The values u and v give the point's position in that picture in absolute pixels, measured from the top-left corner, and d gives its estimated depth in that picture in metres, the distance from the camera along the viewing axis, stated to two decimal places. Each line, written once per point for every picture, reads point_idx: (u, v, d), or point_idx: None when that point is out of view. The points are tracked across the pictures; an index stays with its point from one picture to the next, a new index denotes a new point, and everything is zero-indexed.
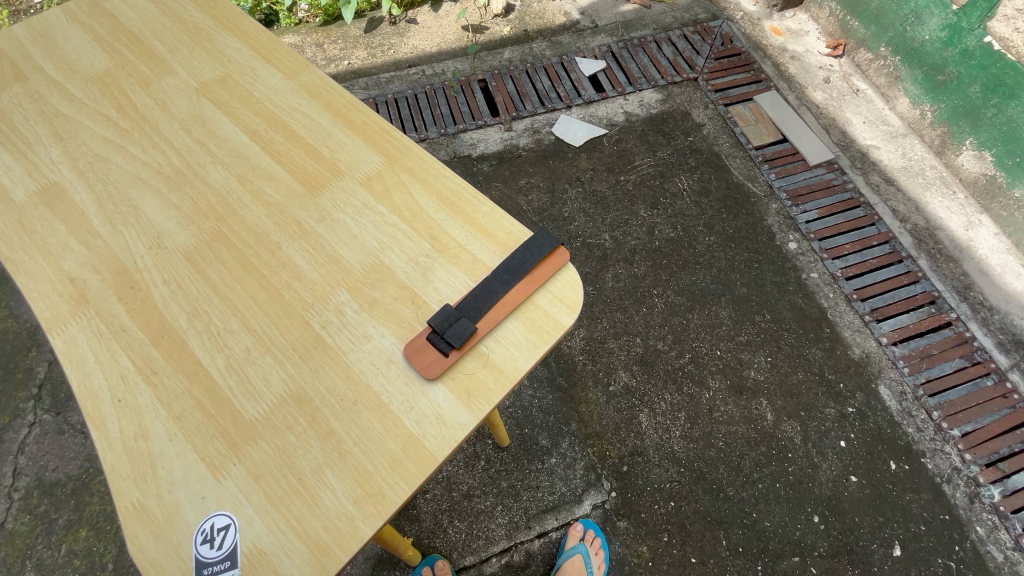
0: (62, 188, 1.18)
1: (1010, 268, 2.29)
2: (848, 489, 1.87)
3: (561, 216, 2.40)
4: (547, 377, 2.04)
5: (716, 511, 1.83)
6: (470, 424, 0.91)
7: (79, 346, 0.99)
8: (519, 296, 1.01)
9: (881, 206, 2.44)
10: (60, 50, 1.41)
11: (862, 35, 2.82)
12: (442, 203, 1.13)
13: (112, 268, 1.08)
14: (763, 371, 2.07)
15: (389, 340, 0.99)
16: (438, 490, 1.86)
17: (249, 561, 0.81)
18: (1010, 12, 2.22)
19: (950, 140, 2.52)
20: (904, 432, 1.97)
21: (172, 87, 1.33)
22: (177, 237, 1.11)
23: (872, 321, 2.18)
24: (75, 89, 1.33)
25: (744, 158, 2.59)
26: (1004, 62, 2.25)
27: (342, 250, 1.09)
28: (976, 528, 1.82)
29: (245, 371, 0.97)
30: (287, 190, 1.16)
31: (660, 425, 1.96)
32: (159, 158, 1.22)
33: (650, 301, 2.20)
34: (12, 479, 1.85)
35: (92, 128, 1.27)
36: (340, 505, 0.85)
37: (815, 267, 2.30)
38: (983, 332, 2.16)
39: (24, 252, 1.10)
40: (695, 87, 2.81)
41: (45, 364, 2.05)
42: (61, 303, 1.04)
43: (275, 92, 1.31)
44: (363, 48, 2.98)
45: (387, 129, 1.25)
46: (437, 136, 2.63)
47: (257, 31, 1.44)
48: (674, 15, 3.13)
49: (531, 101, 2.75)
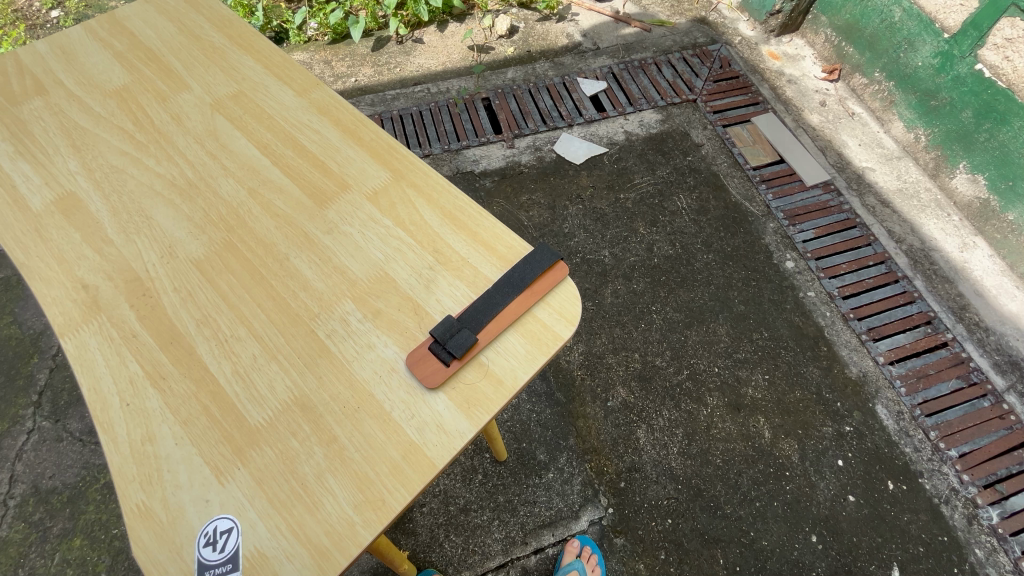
0: (78, 198, 1.22)
1: (1005, 290, 2.32)
2: (846, 509, 1.88)
3: (561, 232, 2.44)
4: (545, 392, 2.06)
5: (713, 529, 1.83)
6: (469, 433, 0.93)
7: (91, 351, 1.02)
8: (519, 308, 1.04)
9: (877, 228, 2.48)
10: (79, 65, 1.46)
11: (857, 61, 2.89)
12: (447, 217, 1.17)
13: (125, 276, 1.11)
14: (760, 388, 2.09)
15: (392, 349, 1.02)
16: (435, 503, 1.86)
17: (251, 564, 0.83)
18: (1000, 41, 2.28)
19: (944, 163, 2.57)
20: (902, 451, 1.98)
21: (187, 102, 1.38)
22: (189, 248, 1.15)
23: (868, 340, 2.20)
24: (94, 103, 1.38)
25: (742, 178, 2.64)
26: (995, 88, 2.31)
27: (349, 261, 1.12)
28: (975, 550, 1.82)
29: (250, 378, 0.99)
30: (296, 203, 1.20)
31: (658, 441, 1.97)
32: (173, 170, 1.26)
33: (649, 317, 2.23)
34: (9, 486, 1.86)
35: (109, 141, 1.31)
36: (342, 510, 0.87)
37: (812, 286, 2.33)
38: (979, 354, 2.18)
39: (39, 259, 1.13)
40: (694, 108, 2.88)
41: (46, 371, 2.07)
42: (75, 309, 1.07)
43: (287, 109, 1.36)
44: (370, 66, 3.06)
45: (394, 146, 1.29)
46: (440, 152, 2.68)
47: (270, 50, 1.49)
48: (673, 38, 3.21)
49: (533, 119, 2.81)
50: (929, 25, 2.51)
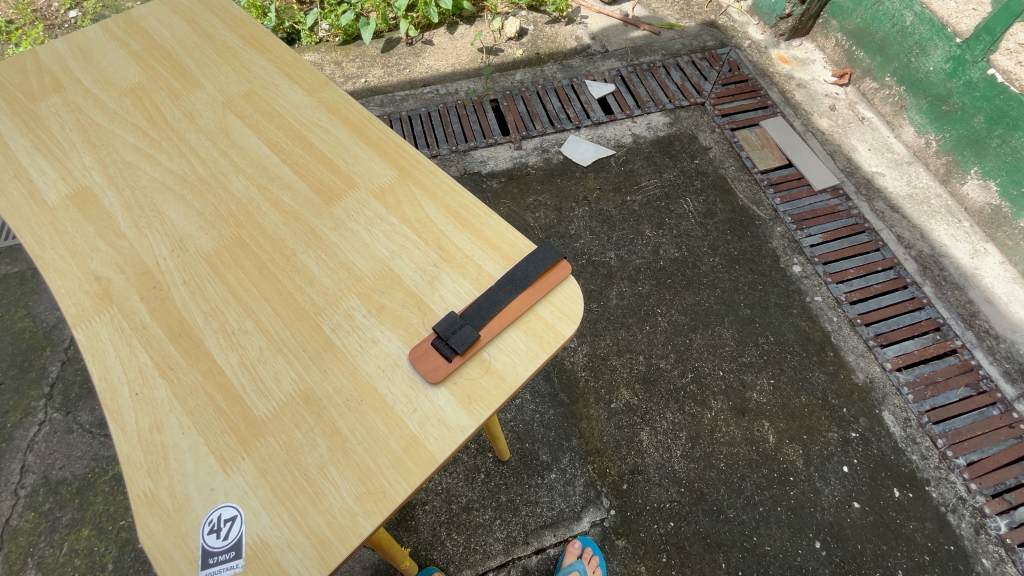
0: (92, 192, 1.25)
1: (1016, 297, 2.29)
2: (850, 516, 1.86)
3: (567, 233, 2.45)
4: (549, 393, 2.07)
5: (716, 533, 1.83)
6: (469, 428, 0.94)
7: (102, 341, 1.04)
8: (521, 306, 1.05)
9: (886, 233, 2.46)
10: (95, 63, 1.50)
11: (867, 65, 2.88)
12: (452, 216, 1.18)
13: (136, 269, 1.13)
14: (765, 393, 2.08)
15: (395, 344, 1.03)
16: (437, 501, 1.88)
17: (253, 553, 0.84)
18: (1013, 46, 2.26)
19: (955, 169, 2.55)
20: (908, 458, 1.97)
21: (200, 100, 1.40)
22: (199, 242, 1.17)
23: (875, 346, 2.19)
24: (109, 100, 1.41)
25: (750, 182, 2.63)
26: (1007, 94, 2.30)
27: (354, 258, 1.13)
28: (983, 560, 1.80)
29: (257, 370, 1.01)
30: (304, 199, 1.22)
31: (661, 443, 1.97)
32: (185, 166, 1.28)
33: (654, 320, 2.23)
34: (20, 476, 1.89)
35: (124, 137, 1.34)
36: (343, 501, 0.88)
37: (819, 291, 2.32)
38: (989, 361, 2.16)
39: (54, 251, 1.16)
40: (702, 111, 2.88)
41: (58, 364, 2.10)
42: (87, 301, 1.09)
43: (297, 108, 1.38)
44: (380, 67, 3.09)
45: (400, 145, 1.30)
46: (448, 152, 2.70)
47: (281, 49, 1.52)
48: (683, 42, 3.20)
49: (542, 121, 2.82)
50: (941, 29, 2.50)
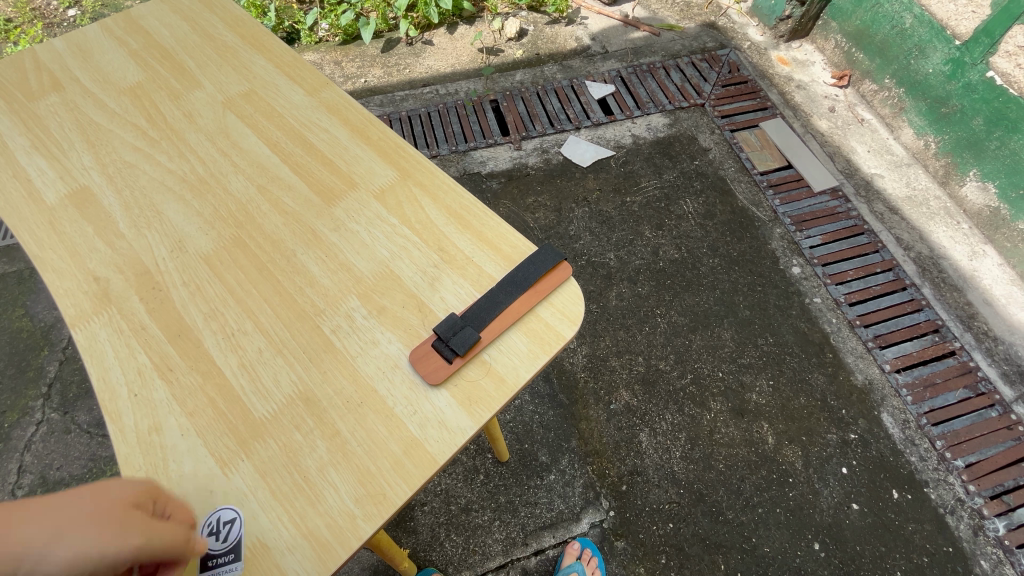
0: (91, 192, 1.24)
1: (1014, 299, 2.30)
2: (849, 517, 1.86)
3: (567, 234, 2.45)
4: (548, 394, 2.07)
5: (715, 535, 1.83)
6: (470, 430, 0.93)
7: (100, 342, 1.04)
8: (522, 308, 1.04)
9: (885, 234, 2.47)
10: (94, 62, 1.49)
11: (867, 67, 2.89)
12: (453, 217, 1.18)
13: (135, 269, 1.13)
14: (764, 394, 2.08)
15: (395, 345, 1.03)
16: (436, 502, 1.87)
17: (252, 555, 0.84)
18: (1012, 48, 2.26)
19: (954, 171, 2.56)
20: (907, 460, 1.97)
21: (200, 100, 1.40)
22: (199, 242, 1.16)
23: (874, 348, 2.19)
24: (108, 99, 1.41)
25: (749, 183, 2.63)
26: (1006, 96, 2.30)
27: (354, 258, 1.13)
28: (981, 562, 1.81)
29: (256, 371, 1.01)
30: (304, 200, 1.21)
31: (661, 444, 1.97)
32: (184, 166, 1.28)
33: (653, 321, 2.23)
34: (17, 476, 1.88)
35: (123, 137, 1.33)
36: (343, 504, 0.88)
37: (818, 293, 2.32)
38: (987, 363, 2.16)
39: (53, 251, 1.15)
40: (702, 113, 2.88)
41: (56, 364, 2.10)
42: (86, 301, 1.09)
43: (297, 108, 1.37)
44: (380, 67, 3.08)
45: (401, 145, 1.30)
46: (448, 153, 2.69)
47: (281, 49, 1.52)
48: (683, 43, 3.20)
49: (542, 121, 2.82)
50: (940, 32, 2.50)
